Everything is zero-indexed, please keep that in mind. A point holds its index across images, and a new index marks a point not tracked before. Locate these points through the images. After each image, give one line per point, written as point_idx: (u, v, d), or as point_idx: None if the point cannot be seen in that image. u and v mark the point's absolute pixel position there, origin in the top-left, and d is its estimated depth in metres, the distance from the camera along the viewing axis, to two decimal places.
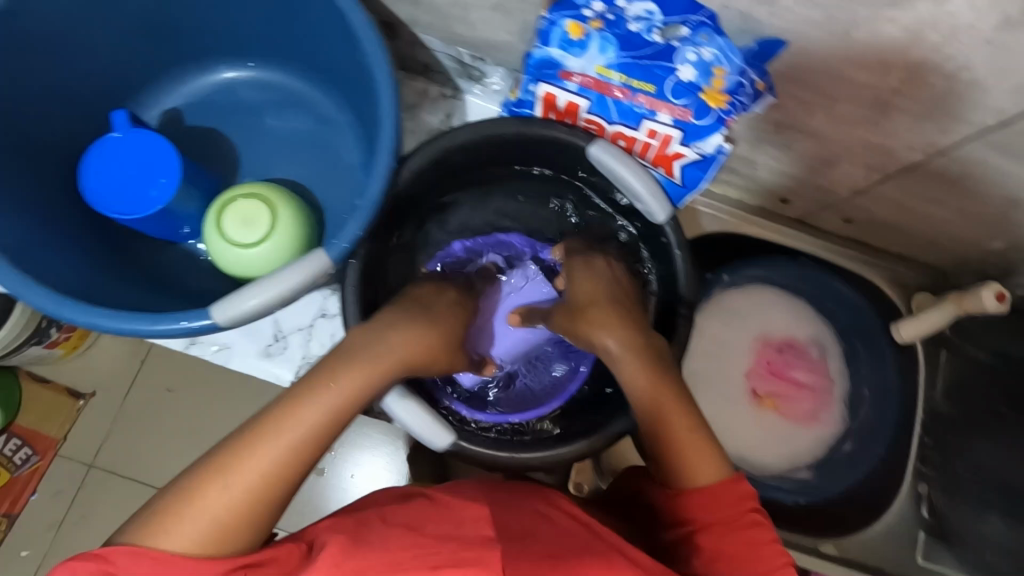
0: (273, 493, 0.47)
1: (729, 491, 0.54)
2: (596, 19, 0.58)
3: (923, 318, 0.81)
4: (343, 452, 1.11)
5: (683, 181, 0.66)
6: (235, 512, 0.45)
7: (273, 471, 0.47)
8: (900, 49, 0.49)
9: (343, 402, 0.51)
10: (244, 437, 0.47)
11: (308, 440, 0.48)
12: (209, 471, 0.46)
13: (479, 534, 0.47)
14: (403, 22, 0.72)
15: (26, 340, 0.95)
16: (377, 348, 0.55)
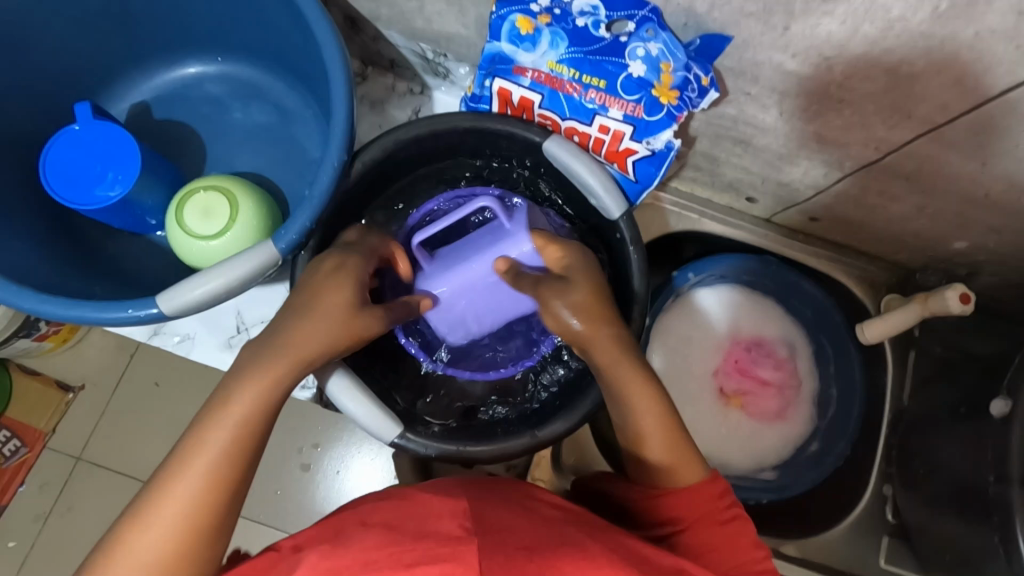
0: (203, 525, 0.46)
1: (707, 490, 0.54)
2: (544, 14, 0.58)
3: (887, 319, 0.80)
4: (330, 449, 1.12)
5: (637, 177, 0.66)
6: (165, 555, 0.45)
7: (194, 505, 0.46)
8: (839, 42, 0.49)
9: (247, 425, 0.49)
10: (156, 485, 0.46)
11: (220, 469, 0.47)
12: (130, 521, 0.45)
13: (454, 529, 0.46)
14: (365, 17, 0.73)
15: (15, 332, 0.96)
16: (264, 357, 0.51)
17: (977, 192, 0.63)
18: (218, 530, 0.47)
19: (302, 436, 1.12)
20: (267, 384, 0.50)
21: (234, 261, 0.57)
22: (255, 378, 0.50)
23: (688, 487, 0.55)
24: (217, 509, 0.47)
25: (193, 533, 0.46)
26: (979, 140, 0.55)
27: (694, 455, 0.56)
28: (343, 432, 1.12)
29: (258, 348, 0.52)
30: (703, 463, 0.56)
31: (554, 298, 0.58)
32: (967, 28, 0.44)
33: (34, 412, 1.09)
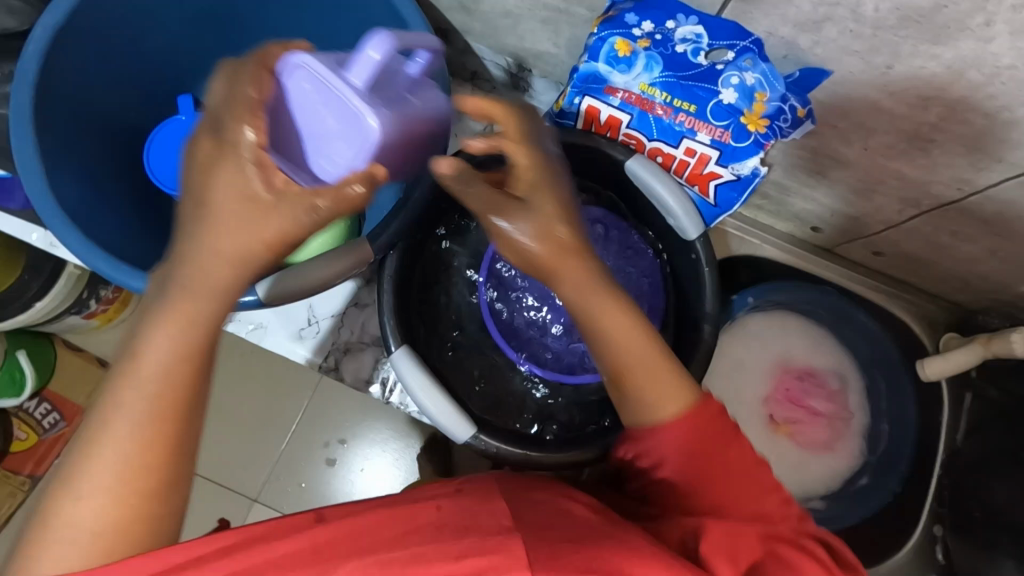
0: (145, 497, 0.38)
1: (701, 417, 0.49)
2: (644, 38, 0.59)
3: (949, 358, 0.81)
4: (355, 446, 1.13)
5: (716, 201, 0.68)
6: (109, 532, 0.37)
7: (122, 475, 0.38)
8: (941, 86, 0.51)
9: (165, 372, 0.39)
10: (76, 459, 0.38)
11: (143, 427, 0.38)
12: (57, 500, 0.37)
13: (497, 523, 0.43)
14: (456, 30, 0.75)
15: (66, 309, 0.98)
16: (173, 291, 0.40)
17: None
18: (159, 502, 0.39)
19: (327, 431, 1.13)
20: (183, 311, 0.40)
21: (330, 256, 0.59)
22: (170, 323, 0.40)
23: (680, 417, 0.48)
24: (153, 475, 0.38)
25: (134, 508, 0.38)
26: None
27: (680, 378, 0.50)
28: (370, 430, 1.14)
29: (165, 278, 0.41)
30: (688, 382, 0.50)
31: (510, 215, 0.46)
32: None
33: (73, 388, 1.09)
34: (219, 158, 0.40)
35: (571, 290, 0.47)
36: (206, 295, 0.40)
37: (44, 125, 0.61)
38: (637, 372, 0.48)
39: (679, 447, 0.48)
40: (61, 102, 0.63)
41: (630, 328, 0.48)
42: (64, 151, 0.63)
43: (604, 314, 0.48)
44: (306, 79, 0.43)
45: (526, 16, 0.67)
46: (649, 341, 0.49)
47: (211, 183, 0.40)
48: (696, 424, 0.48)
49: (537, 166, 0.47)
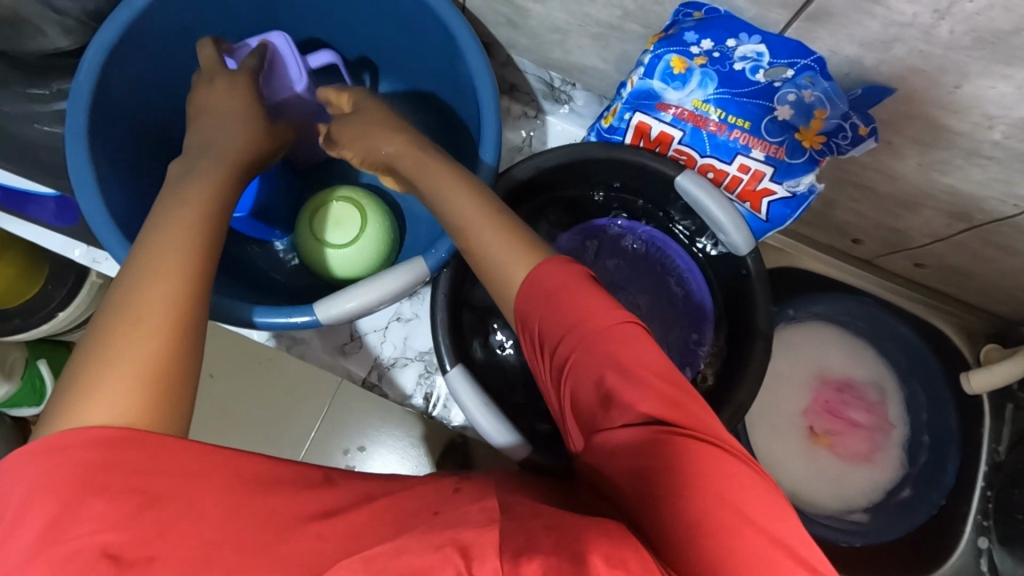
0: (179, 335, 0.41)
1: (548, 274, 0.46)
2: (701, 56, 0.59)
3: (992, 371, 0.80)
4: (375, 451, 1.12)
5: (768, 216, 0.67)
6: (145, 370, 0.39)
7: (155, 313, 0.40)
8: (1007, 105, 0.51)
9: (196, 228, 0.46)
10: (101, 322, 0.41)
11: (173, 271, 0.43)
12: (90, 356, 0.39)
13: (484, 516, 0.39)
14: (500, 45, 0.75)
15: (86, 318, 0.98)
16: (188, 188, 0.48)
17: None
18: (190, 344, 0.41)
19: (346, 438, 1.13)
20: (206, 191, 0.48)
21: (386, 275, 0.59)
22: (187, 209, 0.47)
23: (530, 284, 0.47)
24: (178, 327, 0.41)
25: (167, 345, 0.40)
26: None
27: (529, 237, 0.50)
28: (390, 435, 1.13)
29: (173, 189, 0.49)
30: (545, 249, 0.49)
31: (353, 128, 0.57)
32: None
33: None
34: (233, 86, 0.57)
35: (407, 168, 0.53)
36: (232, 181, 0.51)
37: (98, 144, 0.60)
38: (473, 230, 0.49)
39: (536, 310, 0.46)
40: (110, 119, 0.62)
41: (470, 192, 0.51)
42: (117, 169, 0.62)
43: (435, 180, 0.52)
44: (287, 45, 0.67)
45: (576, 32, 0.67)
46: (481, 207, 0.50)
47: (226, 107, 0.55)
48: (547, 277, 0.46)
49: (379, 103, 0.60)
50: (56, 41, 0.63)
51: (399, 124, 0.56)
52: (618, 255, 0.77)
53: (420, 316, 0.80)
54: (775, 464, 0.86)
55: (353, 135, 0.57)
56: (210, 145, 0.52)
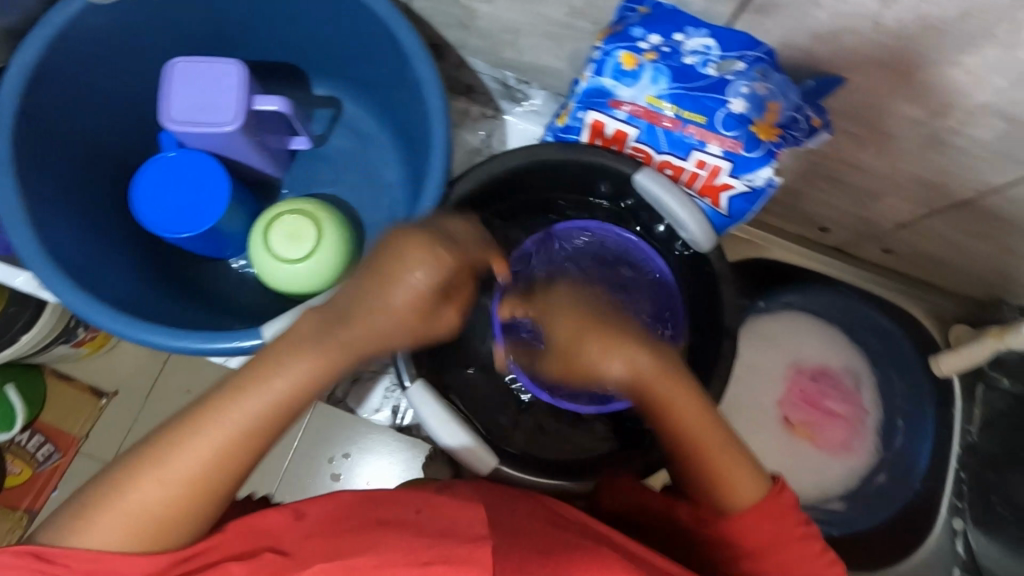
0: (187, 509, 0.43)
1: (775, 504, 0.51)
2: (652, 51, 0.58)
3: (962, 353, 0.80)
4: None
5: (728, 212, 0.65)
6: (170, 509, 0.42)
7: (179, 485, 0.42)
8: (964, 91, 0.49)
9: (281, 400, 0.44)
10: (165, 440, 0.43)
11: (220, 447, 0.43)
12: (133, 468, 0.43)
13: (472, 531, 0.44)
14: (451, 45, 0.72)
15: (53, 339, 0.88)
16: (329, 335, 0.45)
17: None
18: (195, 518, 0.43)
19: None
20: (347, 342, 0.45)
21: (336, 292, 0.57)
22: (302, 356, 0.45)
23: (753, 508, 0.50)
24: (218, 480, 0.43)
25: (173, 517, 0.43)
26: None
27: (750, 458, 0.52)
28: None
29: (320, 324, 0.46)
30: (763, 472, 0.52)
31: (603, 348, 0.51)
32: None
33: (68, 417, 0.97)
34: (407, 246, 0.44)
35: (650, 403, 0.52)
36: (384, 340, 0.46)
37: (26, 169, 0.58)
38: (708, 451, 0.51)
39: (759, 536, 0.50)
40: (39, 143, 0.60)
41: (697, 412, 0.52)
42: (46, 195, 0.59)
43: (675, 408, 0.51)
44: (231, 71, 0.64)
45: (527, 31, 0.64)
46: (702, 412, 0.52)
47: (398, 292, 0.44)
48: (779, 504, 0.51)
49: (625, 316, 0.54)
50: None
51: (621, 333, 0.51)
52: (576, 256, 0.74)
53: None
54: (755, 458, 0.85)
55: (586, 356, 0.51)
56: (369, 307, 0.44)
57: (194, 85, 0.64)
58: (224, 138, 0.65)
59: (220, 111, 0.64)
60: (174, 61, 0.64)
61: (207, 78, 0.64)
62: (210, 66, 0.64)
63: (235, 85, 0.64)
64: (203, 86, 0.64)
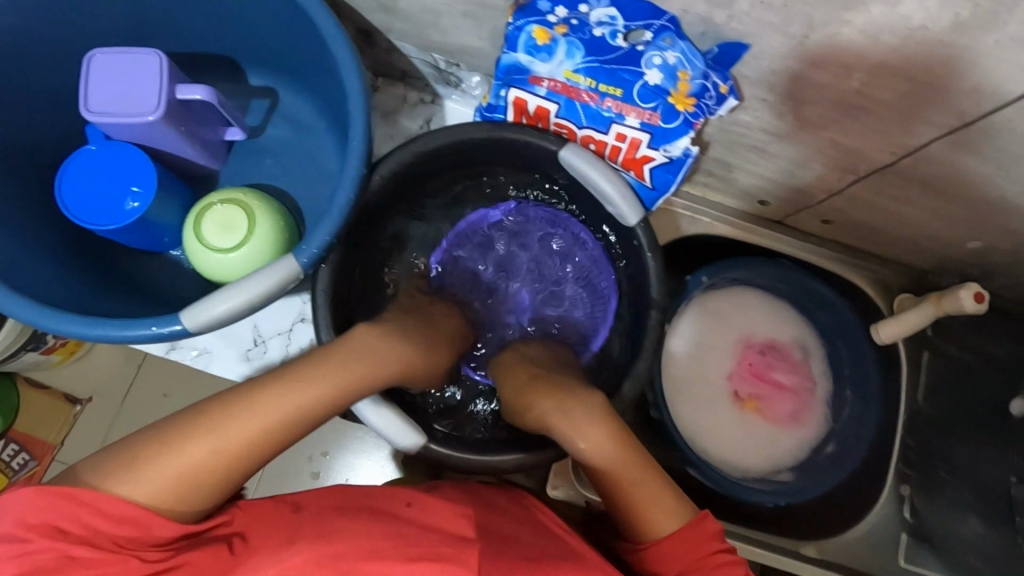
0: (218, 484, 0.49)
1: (702, 531, 0.53)
2: (562, 24, 0.58)
3: (902, 318, 0.81)
4: (339, 457, 1.13)
5: (653, 185, 0.67)
6: (202, 480, 0.48)
7: (220, 455, 0.48)
8: (858, 51, 0.50)
9: (315, 399, 0.53)
10: (210, 417, 0.49)
11: (267, 429, 0.51)
12: (177, 436, 0.48)
13: (459, 533, 0.49)
14: (379, 30, 0.73)
15: (22, 348, 0.92)
16: (361, 353, 0.58)
17: (996, 196, 0.63)
18: (220, 492, 0.49)
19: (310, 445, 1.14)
20: (370, 365, 0.58)
21: (254, 278, 0.57)
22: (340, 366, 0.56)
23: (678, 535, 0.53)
24: (247, 463, 0.50)
25: (207, 486, 0.48)
26: (997, 146, 0.55)
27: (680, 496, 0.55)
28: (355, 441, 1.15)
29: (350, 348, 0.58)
30: (694, 507, 0.55)
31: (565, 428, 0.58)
32: (988, 37, 0.44)
33: (45, 423, 1.03)
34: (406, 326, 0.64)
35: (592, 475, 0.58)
36: (379, 380, 0.58)
37: None
38: (642, 492, 0.55)
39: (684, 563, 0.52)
40: None
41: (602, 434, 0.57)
42: None
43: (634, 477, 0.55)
44: (157, 63, 0.64)
45: (445, 11, 0.64)
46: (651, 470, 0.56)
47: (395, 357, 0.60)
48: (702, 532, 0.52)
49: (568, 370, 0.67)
50: None
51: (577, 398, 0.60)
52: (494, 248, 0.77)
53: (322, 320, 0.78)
54: (702, 432, 0.86)
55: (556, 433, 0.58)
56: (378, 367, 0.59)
57: (119, 75, 0.64)
58: (147, 127, 0.65)
59: (143, 101, 0.64)
60: (92, 54, 0.64)
61: (133, 69, 0.64)
62: (136, 56, 0.64)
63: (161, 76, 0.64)
64: (128, 76, 0.64)
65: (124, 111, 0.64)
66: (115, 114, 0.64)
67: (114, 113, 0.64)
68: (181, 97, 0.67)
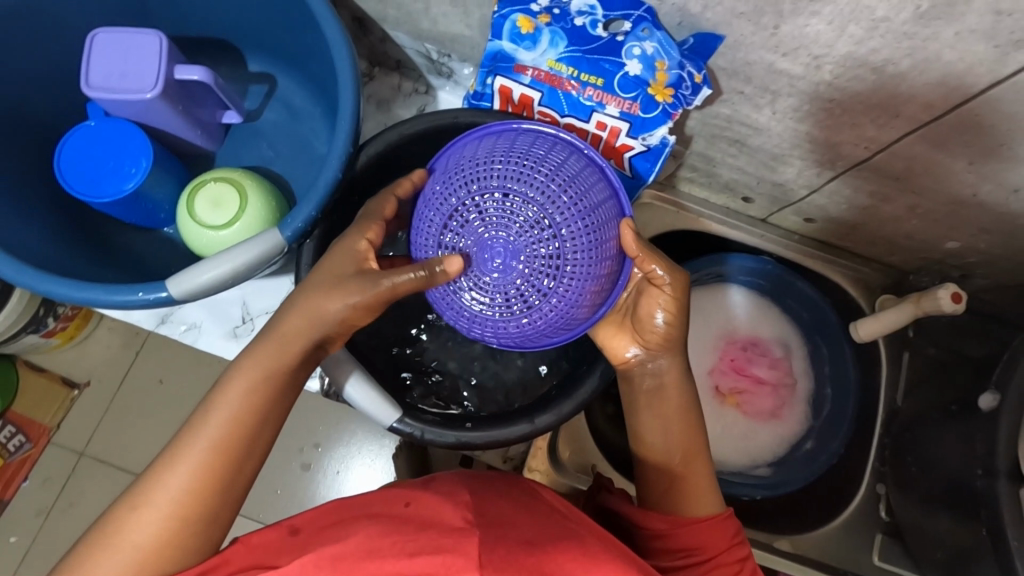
0: (181, 536, 0.50)
1: (729, 526, 0.59)
2: (544, 14, 0.60)
3: (880, 318, 0.81)
4: (330, 449, 1.18)
5: (633, 173, 0.68)
6: (158, 537, 0.49)
7: (169, 503, 0.50)
8: (826, 43, 0.51)
9: (235, 417, 0.53)
10: (152, 476, 0.51)
11: (203, 464, 0.51)
12: (131, 504, 0.50)
13: (457, 521, 0.46)
14: (373, 19, 0.75)
15: (24, 328, 1.00)
16: (275, 342, 0.56)
17: (967, 192, 0.64)
18: (192, 542, 0.50)
19: (302, 437, 1.19)
20: (282, 360, 0.55)
21: (239, 247, 0.59)
22: (249, 375, 0.54)
23: (711, 519, 0.59)
24: (196, 503, 0.51)
25: (169, 543, 0.50)
26: (968, 140, 0.57)
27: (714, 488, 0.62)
28: (344, 434, 1.19)
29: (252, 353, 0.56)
30: (720, 501, 0.61)
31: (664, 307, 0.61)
32: (948, 28, 0.46)
33: (41, 408, 1.13)
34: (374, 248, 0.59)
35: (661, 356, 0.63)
36: (323, 325, 0.56)
37: None
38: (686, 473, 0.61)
39: (715, 544, 0.58)
40: None
41: (678, 382, 0.63)
42: None
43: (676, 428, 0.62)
44: (157, 43, 0.67)
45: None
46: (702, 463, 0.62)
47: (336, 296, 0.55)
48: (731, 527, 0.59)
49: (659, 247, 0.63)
50: None
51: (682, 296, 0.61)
52: (485, 191, 0.57)
53: None
54: None
55: (644, 302, 0.62)
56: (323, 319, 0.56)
57: (121, 52, 0.66)
58: (143, 104, 0.67)
59: (142, 78, 0.66)
60: (96, 33, 0.66)
61: (134, 47, 0.67)
62: (139, 35, 0.67)
63: (161, 56, 0.66)
64: (130, 54, 0.67)
65: (122, 87, 0.66)
66: (113, 88, 0.66)
67: (113, 87, 0.66)
68: (178, 77, 0.69)
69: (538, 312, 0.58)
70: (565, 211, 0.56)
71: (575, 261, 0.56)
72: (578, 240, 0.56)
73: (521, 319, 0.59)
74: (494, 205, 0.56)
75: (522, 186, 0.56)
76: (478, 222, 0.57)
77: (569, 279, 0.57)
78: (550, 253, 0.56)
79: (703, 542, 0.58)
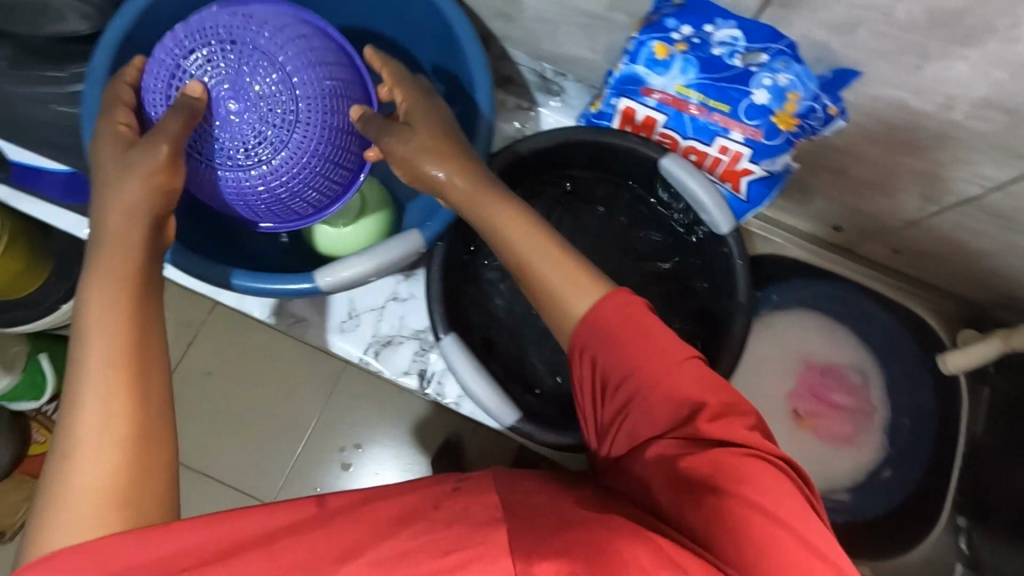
0: (137, 480, 0.41)
1: (617, 304, 0.49)
2: (682, 42, 0.63)
3: (970, 351, 0.82)
4: (369, 450, 1.19)
5: (747, 198, 0.71)
6: (113, 483, 0.40)
7: (109, 447, 0.41)
8: (968, 84, 0.54)
9: (117, 325, 0.44)
10: (63, 433, 0.41)
11: (114, 390, 0.42)
12: (61, 466, 0.40)
13: (487, 515, 0.41)
14: (496, 37, 0.79)
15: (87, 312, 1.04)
16: (110, 244, 0.47)
17: None
18: (150, 484, 0.41)
19: (341, 436, 1.20)
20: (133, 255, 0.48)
21: (385, 245, 0.62)
22: (106, 280, 0.46)
23: (595, 313, 0.49)
24: (131, 432, 0.42)
25: (127, 482, 0.40)
26: None
27: (587, 269, 0.51)
28: (384, 436, 1.20)
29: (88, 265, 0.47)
30: (599, 275, 0.51)
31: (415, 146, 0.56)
32: None
33: None
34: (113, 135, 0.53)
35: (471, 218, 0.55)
36: (150, 206, 0.49)
37: None
38: (546, 276, 0.51)
39: (611, 347, 0.48)
40: None
41: (516, 219, 0.53)
42: None
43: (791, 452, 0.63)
44: None
45: (565, 22, 0.71)
46: (557, 249, 0.51)
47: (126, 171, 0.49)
48: (609, 309, 0.49)
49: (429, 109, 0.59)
50: (75, 26, 0.72)
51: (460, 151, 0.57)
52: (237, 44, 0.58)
53: (416, 295, 0.82)
54: None
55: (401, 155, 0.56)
56: (133, 205, 0.48)
57: None
58: None
59: None
60: None
61: None
62: None
63: None
64: None
65: None
66: None
67: None
68: None
69: (281, 175, 0.59)
70: (298, 90, 0.58)
71: (314, 129, 0.59)
72: (312, 125, 0.59)
73: (267, 177, 0.59)
74: (238, 57, 0.57)
75: (263, 44, 0.58)
76: (225, 68, 0.57)
77: (304, 143, 0.59)
78: (283, 116, 0.58)
79: (605, 354, 0.48)
